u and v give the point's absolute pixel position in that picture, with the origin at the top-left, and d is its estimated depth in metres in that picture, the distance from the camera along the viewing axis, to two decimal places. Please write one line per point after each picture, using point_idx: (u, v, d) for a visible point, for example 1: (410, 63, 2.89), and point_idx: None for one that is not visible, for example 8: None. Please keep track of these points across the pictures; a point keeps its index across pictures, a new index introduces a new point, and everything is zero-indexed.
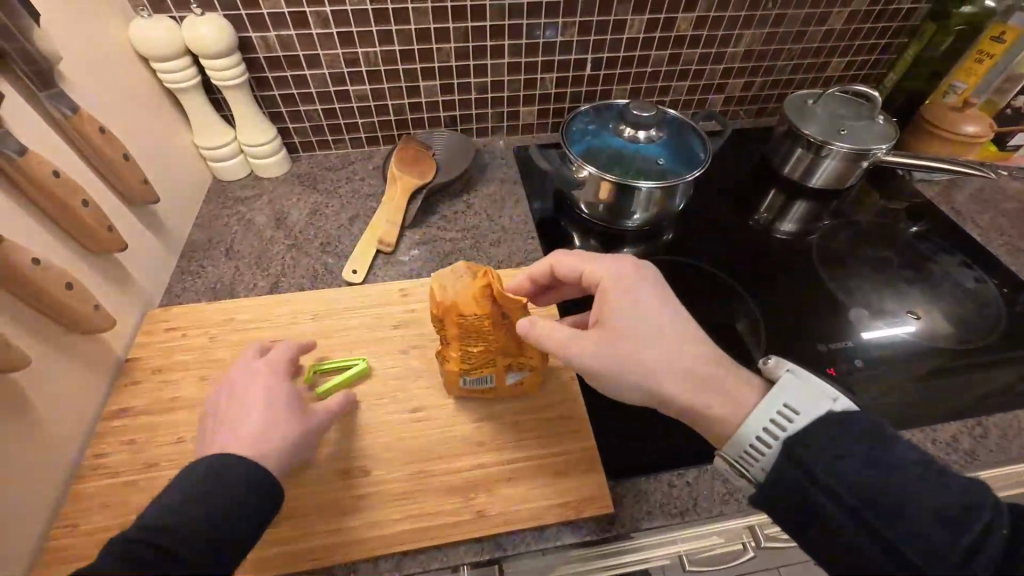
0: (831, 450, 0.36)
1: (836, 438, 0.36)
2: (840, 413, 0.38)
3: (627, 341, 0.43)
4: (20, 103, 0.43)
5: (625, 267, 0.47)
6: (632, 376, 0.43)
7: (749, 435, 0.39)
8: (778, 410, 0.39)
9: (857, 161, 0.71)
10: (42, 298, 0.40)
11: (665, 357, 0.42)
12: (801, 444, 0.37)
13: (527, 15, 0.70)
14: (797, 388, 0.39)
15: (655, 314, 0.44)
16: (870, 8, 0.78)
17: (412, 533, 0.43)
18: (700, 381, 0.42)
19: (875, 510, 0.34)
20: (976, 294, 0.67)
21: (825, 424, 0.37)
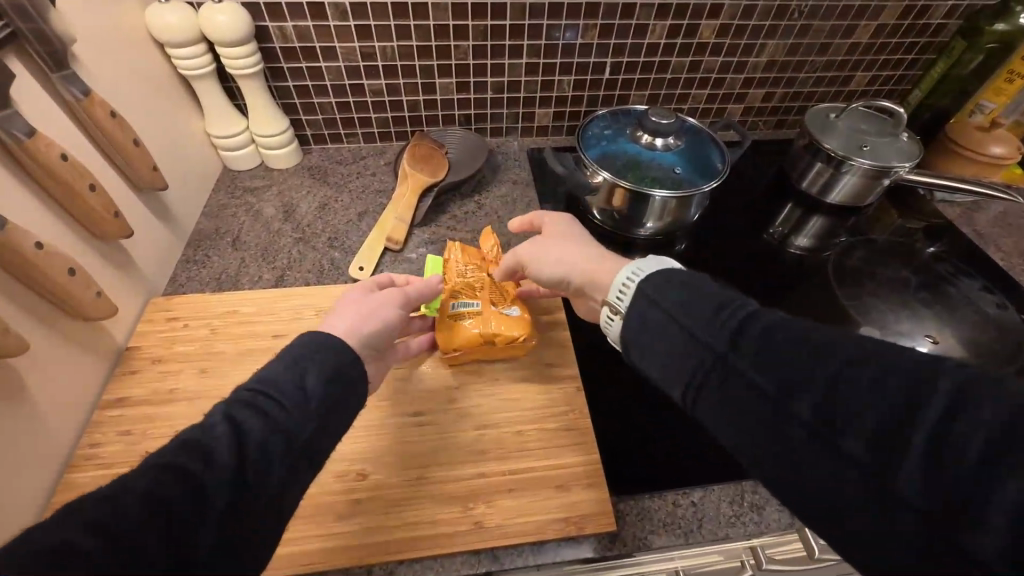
0: (684, 298, 0.35)
1: (711, 306, 0.33)
2: (691, 275, 0.36)
3: (552, 239, 0.49)
4: (31, 83, 0.42)
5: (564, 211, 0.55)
6: (553, 253, 0.47)
7: (614, 286, 0.39)
8: (630, 271, 0.39)
9: (878, 179, 0.69)
10: (43, 283, 0.39)
11: (582, 244, 0.47)
12: (660, 296, 0.36)
13: (548, 16, 0.69)
14: (651, 262, 0.39)
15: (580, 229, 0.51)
16: (898, 22, 0.77)
17: (409, 541, 0.41)
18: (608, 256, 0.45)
19: (798, 400, 0.28)
20: (998, 320, 0.65)
21: (671, 276, 0.36)
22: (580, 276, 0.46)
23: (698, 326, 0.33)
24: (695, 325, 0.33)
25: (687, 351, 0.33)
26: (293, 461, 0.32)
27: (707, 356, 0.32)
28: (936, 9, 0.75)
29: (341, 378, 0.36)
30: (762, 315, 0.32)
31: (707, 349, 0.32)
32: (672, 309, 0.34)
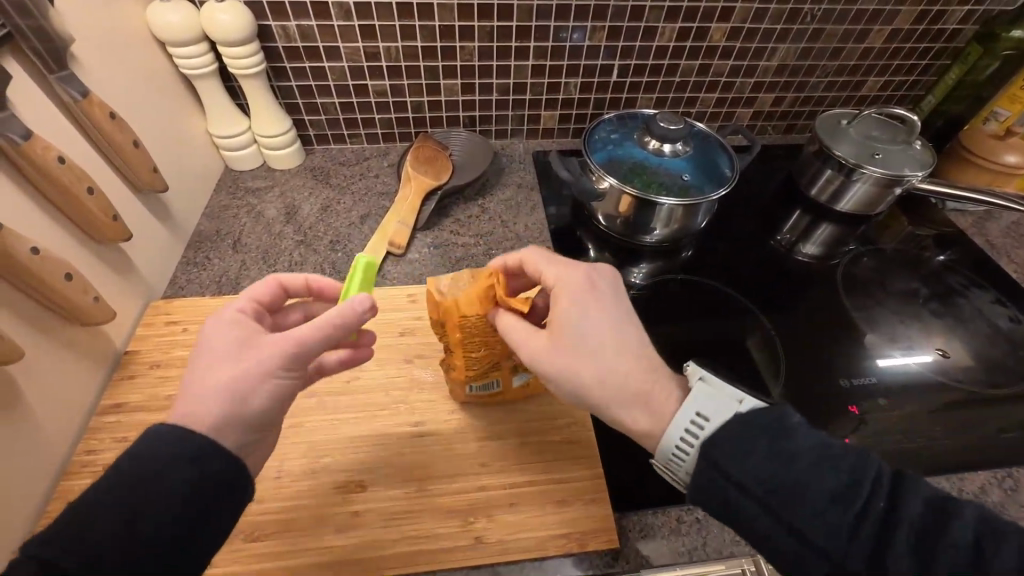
0: (743, 450, 0.34)
1: (752, 439, 0.34)
2: (746, 413, 0.35)
3: (569, 349, 0.40)
4: (28, 82, 0.42)
5: (585, 274, 0.43)
6: (571, 374, 0.40)
7: (670, 442, 0.37)
8: (691, 419, 0.37)
9: (890, 187, 0.68)
10: (39, 289, 0.39)
11: (608, 364, 0.39)
12: (715, 444, 0.34)
13: (555, 17, 0.68)
14: (705, 393, 0.37)
15: (602, 324, 0.40)
16: (913, 27, 0.75)
17: (408, 556, 0.41)
18: (638, 394, 0.39)
19: (840, 539, 0.31)
20: (1009, 334, 0.64)
21: (737, 428, 0.34)
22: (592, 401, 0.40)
23: (760, 479, 0.33)
24: (756, 482, 0.33)
25: (731, 492, 0.33)
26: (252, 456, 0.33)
27: (765, 512, 0.32)
28: (952, 14, 0.74)
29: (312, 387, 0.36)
30: (817, 455, 0.33)
31: (768, 510, 0.32)
32: (731, 461, 0.34)
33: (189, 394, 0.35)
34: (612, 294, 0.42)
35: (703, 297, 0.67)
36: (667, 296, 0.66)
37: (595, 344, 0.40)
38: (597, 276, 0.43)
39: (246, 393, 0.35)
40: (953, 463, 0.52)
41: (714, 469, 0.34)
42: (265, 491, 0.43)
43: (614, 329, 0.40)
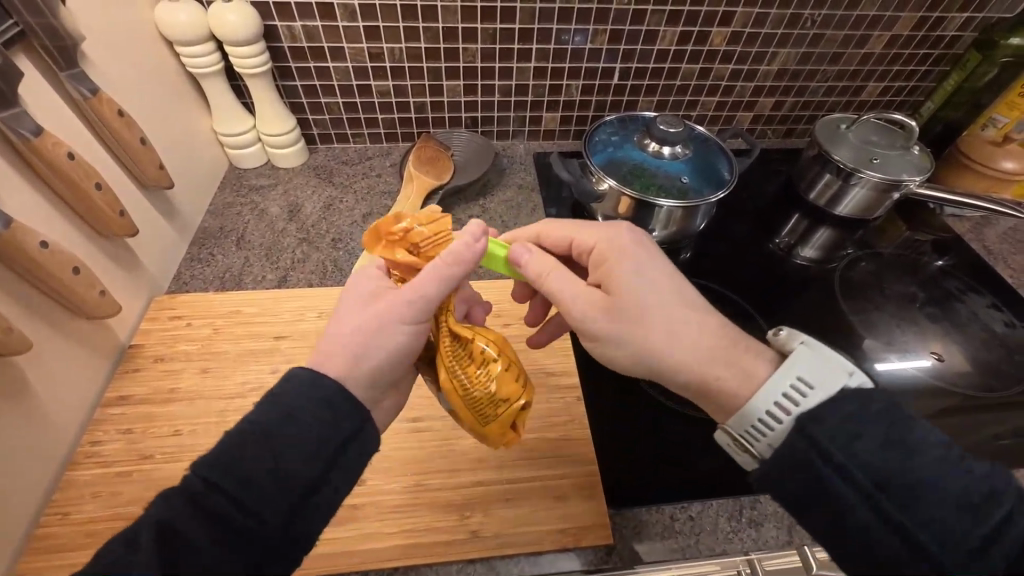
0: (849, 431, 0.31)
1: (864, 429, 0.31)
2: (857, 389, 0.32)
3: (626, 302, 0.39)
4: (41, 82, 0.43)
5: (630, 234, 0.44)
6: (637, 324, 0.39)
7: (760, 406, 0.34)
8: (791, 384, 0.33)
9: (887, 192, 0.69)
10: (47, 282, 0.39)
11: (672, 320, 0.38)
12: (817, 422, 0.32)
13: (557, 20, 0.69)
14: (811, 359, 0.34)
15: (661, 281, 0.40)
16: (912, 33, 0.76)
17: (405, 549, 0.42)
18: (712, 358, 0.37)
19: (951, 546, 0.28)
20: (1005, 339, 0.65)
21: (846, 404, 0.32)
22: (657, 357, 0.38)
23: (866, 467, 0.30)
24: (863, 470, 0.30)
25: (836, 481, 0.30)
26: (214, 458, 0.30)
27: (863, 501, 0.30)
28: (951, 20, 0.74)
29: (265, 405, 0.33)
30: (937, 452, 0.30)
31: (870, 499, 0.30)
32: (837, 444, 0.31)
33: (326, 351, 0.36)
34: (659, 253, 0.43)
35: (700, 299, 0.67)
36: None
37: (657, 296, 0.39)
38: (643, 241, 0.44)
39: (376, 340, 0.37)
40: None
41: (812, 447, 0.31)
42: None
43: (673, 287, 0.40)
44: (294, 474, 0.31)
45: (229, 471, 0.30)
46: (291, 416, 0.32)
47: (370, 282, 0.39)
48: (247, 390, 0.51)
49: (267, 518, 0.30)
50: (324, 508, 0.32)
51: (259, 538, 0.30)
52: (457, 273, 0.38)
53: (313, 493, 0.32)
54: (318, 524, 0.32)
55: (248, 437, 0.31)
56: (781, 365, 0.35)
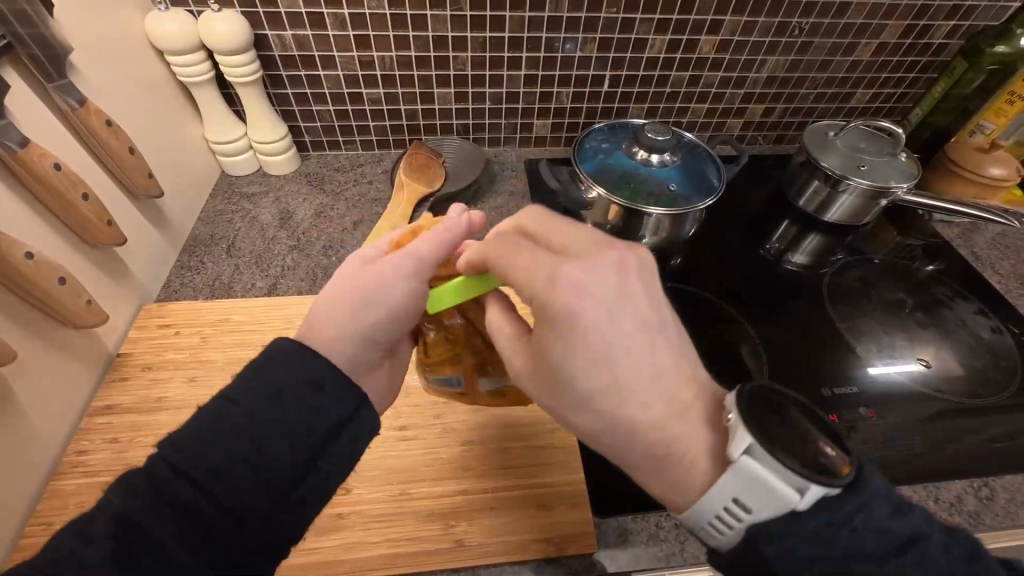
0: (795, 546, 0.29)
1: (816, 553, 0.29)
2: (806, 510, 0.29)
3: (549, 383, 0.36)
4: (28, 94, 0.43)
5: (566, 289, 0.33)
6: (557, 407, 0.36)
7: (701, 514, 0.32)
8: (731, 503, 0.31)
9: (875, 199, 0.69)
10: (32, 292, 0.40)
11: (620, 411, 0.34)
12: (765, 541, 0.30)
13: (547, 28, 0.69)
14: (755, 483, 0.30)
15: (586, 358, 0.33)
16: (900, 41, 0.76)
17: (389, 558, 0.42)
18: (659, 455, 0.34)
19: None
20: (991, 345, 0.65)
21: (791, 524, 0.29)
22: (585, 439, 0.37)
23: None
24: None
25: None
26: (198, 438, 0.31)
27: None
28: (938, 28, 0.75)
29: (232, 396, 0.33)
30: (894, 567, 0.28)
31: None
32: (788, 566, 0.29)
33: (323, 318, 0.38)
34: (602, 323, 0.33)
35: (692, 305, 0.67)
36: None
37: (578, 387, 0.34)
38: (584, 299, 0.33)
39: (374, 305, 0.38)
40: (932, 472, 0.52)
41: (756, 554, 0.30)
42: None
43: (618, 362, 0.33)
44: (271, 461, 0.32)
45: (202, 476, 0.29)
46: (279, 400, 0.33)
47: (359, 263, 0.41)
48: None
49: (238, 511, 0.30)
50: (309, 503, 0.33)
51: (229, 532, 0.30)
52: (449, 237, 0.41)
53: (293, 484, 0.32)
54: (300, 521, 0.33)
55: (223, 423, 0.31)
56: (720, 481, 0.31)
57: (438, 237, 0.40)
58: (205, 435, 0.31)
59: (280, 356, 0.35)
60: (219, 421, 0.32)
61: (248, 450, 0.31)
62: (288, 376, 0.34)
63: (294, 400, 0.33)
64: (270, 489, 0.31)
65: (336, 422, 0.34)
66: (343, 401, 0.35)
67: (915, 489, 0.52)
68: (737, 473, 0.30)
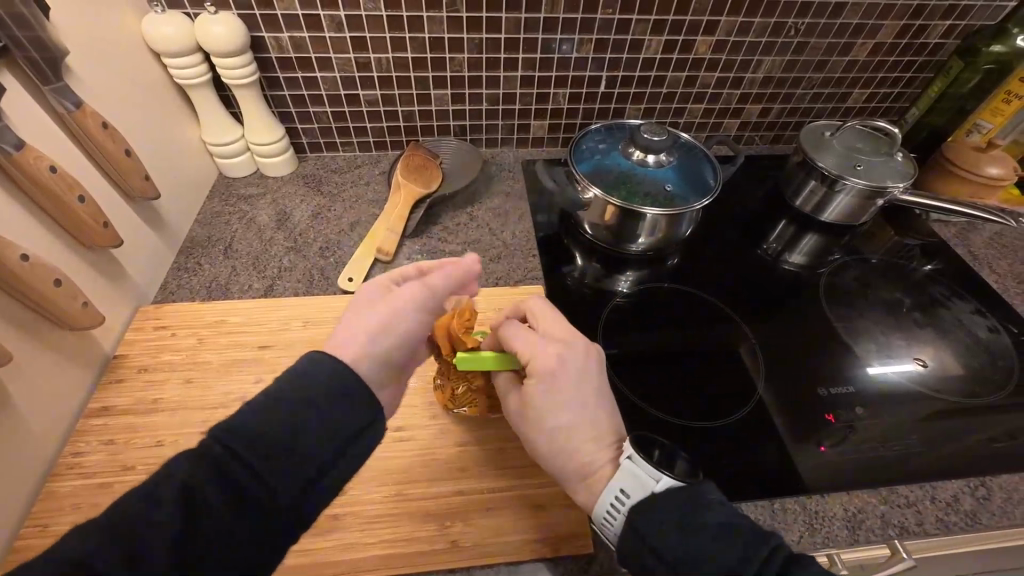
0: (659, 523, 0.36)
1: (669, 524, 0.35)
2: (662, 493, 0.37)
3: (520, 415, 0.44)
4: (23, 97, 0.43)
5: (557, 354, 0.43)
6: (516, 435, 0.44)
7: (597, 509, 0.39)
8: (616, 492, 0.38)
9: (871, 199, 0.69)
10: (27, 294, 0.40)
11: (553, 435, 0.42)
12: (639, 518, 0.36)
13: (543, 30, 0.69)
14: (629, 473, 0.38)
15: (559, 398, 0.42)
16: (896, 41, 0.76)
17: (384, 559, 0.42)
18: (575, 471, 0.41)
19: None
20: (987, 344, 0.65)
21: (655, 504, 0.36)
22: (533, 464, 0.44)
23: (674, 556, 0.34)
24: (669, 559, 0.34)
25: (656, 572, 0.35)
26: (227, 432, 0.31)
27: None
28: (934, 28, 0.75)
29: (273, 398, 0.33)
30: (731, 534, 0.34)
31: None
32: (653, 537, 0.35)
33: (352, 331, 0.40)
34: (576, 383, 0.43)
35: (690, 305, 0.67)
36: (652, 308, 0.67)
37: (544, 416, 0.42)
38: (568, 362, 0.44)
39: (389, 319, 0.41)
40: (927, 472, 0.52)
41: (635, 536, 0.36)
42: None
43: (565, 405, 0.42)
44: (284, 467, 0.31)
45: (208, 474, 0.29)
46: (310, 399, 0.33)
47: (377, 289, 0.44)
48: (229, 401, 0.51)
49: (247, 515, 0.30)
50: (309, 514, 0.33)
51: (237, 534, 0.29)
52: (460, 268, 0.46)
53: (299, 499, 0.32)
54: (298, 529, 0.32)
55: (242, 425, 0.32)
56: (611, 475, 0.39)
57: (446, 277, 0.45)
58: (226, 437, 0.31)
59: (307, 364, 0.35)
60: (238, 425, 0.31)
61: (263, 452, 0.31)
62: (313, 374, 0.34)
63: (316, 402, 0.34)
64: (280, 496, 0.31)
65: (349, 436, 0.34)
66: (358, 411, 0.35)
67: (911, 489, 0.51)
68: (621, 469, 0.38)
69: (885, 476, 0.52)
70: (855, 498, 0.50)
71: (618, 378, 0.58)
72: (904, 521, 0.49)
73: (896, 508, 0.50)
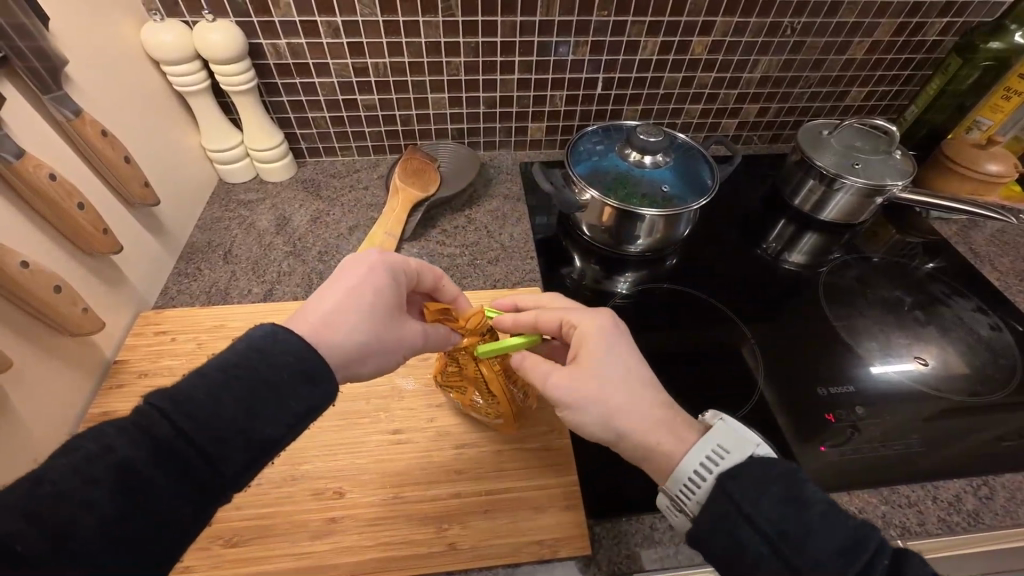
0: (757, 488, 0.35)
1: (770, 488, 0.35)
2: (761, 458, 0.37)
3: (592, 374, 0.42)
4: (23, 105, 0.43)
5: (607, 317, 0.46)
6: (593, 394, 0.41)
7: (686, 469, 0.38)
8: (710, 450, 0.38)
9: (871, 197, 0.69)
10: (28, 300, 0.40)
11: (629, 384, 0.42)
12: (734, 479, 0.36)
13: (539, 33, 0.69)
14: (726, 433, 0.38)
15: (623, 356, 0.44)
16: (893, 39, 0.76)
17: (382, 562, 0.42)
18: (657, 417, 0.41)
19: None
20: (991, 342, 0.64)
21: (755, 466, 0.36)
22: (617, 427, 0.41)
23: (773, 519, 0.33)
24: (768, 521, 0.33)
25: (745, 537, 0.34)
26: (176, 402, 0.30)
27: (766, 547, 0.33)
28: (932, 25, 0.75)
29: (238, 372, 0.32)
30: (827, 508, 0.33)
31: (775, 550, 0.33)
32: (747, 498, 0.35)
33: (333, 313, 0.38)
34: (632, 340, 0.45)
35: (687, 305, 0.67)
36: (650, 308, 0.66)
37: (615, 371, 0.42)
38: (619, 325, 0.46)
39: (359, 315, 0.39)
40: (929, 471, 0.52)
41: (729, 501, 0.35)
42: (244, 497, 0.45)
43: (629, 359, 0.44)
44: (232, 445, 0.31)
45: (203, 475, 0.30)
46: (260, 368, 0.33)
47: (367, 266, 0.41)
48: None
49: (188, 494, 0.29)
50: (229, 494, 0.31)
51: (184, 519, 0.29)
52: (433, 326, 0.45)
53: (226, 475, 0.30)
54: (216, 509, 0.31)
55: (194, 398, 0.30)
56: (702, 435, 0.39)
57: (436, 334, 0.46)
58: (181, 407, 0.30)
59: (267, 338, 0.34)
60: (208, 408, 0.30)
61: (209, 432, 0.30)
62: (273, 352, 0.34)
63: (268, 373, 0.33)
64: (224, 476, 0.30)
65: (302, 415, 0.34)
66: (317, 391, 0.34)
67: (913, 489, 0.51)
68: (716, 430, 0.39)
69: (887, 477, 0.51)
70: (855, 498, 0.50)
71: None
72: (906, 521, 0.48)
73: (897, 508, 0.49)
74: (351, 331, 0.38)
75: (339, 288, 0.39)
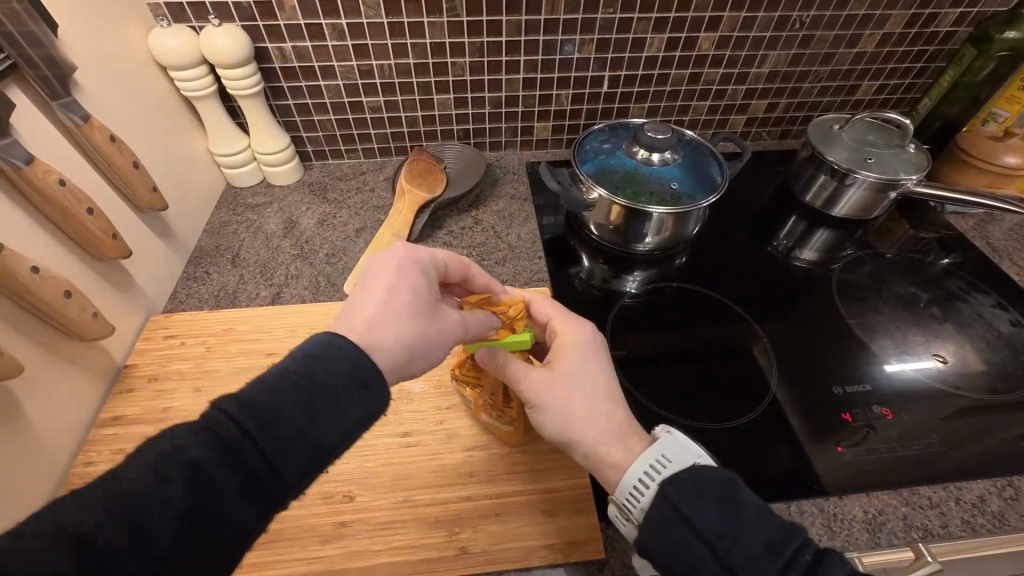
0: (695, 492, 0.35)
1: (706, 490, 0.35)
2: (703, 466, 0.37)
3: (564, 383, 0.43)
4: (32, 111, 0.44)
5: (591, 333, 0.47)
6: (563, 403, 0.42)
7: (631, 477, 0.38)
8: (654, 460, 0.38)
9: (884, 192, 0.68)
10: (38, 305, 0.40)
11: (598, 399, 0.43)
12: (673, 485, 0.36)
13: (544, 32, 0.69)
14: (672, 444, 0.39)
15: (597, 371, 0.44)
16: (905, 30, 0.75)
17: (393, 566, 0.41)
18: (620, 431, 0.41)
19: None
20: (1012, 339, 0.63)
21: (692, 473, 0.36)
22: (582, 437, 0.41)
23: (708, 521, 0.34)
24: (702, 523, 0.34)
25: (682, 540, 0.34)
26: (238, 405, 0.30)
27: (702, 547, 0.34)
28: (944, 16, 0.73)
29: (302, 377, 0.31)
30: (760, 509, 0.34)
31: (711, 551, 0.33)
32: (684, 501, 0.35)
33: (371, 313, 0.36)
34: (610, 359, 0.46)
35: (697, 304, 0.66)
36: (660, 308, 0.66)
37: (588, 384, 0.43)
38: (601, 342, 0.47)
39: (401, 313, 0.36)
40: (951, 472, 0.50)
41: (669, 505, 0.35)
42: None
43: (603, 376, 0.44)
44: (295, 451, 0.30)
45: None
46: (318, 372, 0.31)
47: (401, 265, 0.39)
48: None
49: None
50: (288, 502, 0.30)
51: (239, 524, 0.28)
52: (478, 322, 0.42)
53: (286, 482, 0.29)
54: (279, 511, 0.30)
55: (256, 402, 0.30)
56: (649, 446, 0.40)
57: (483, 323, 0.43)
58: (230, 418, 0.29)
59: (322, 344, 0.33)
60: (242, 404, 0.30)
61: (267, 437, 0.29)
62: (328, 355, 0.32)
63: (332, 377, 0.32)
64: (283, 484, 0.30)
65: (358, 423, 0.32)
66: (370, 397, 0.33)
67: (934, 490, 0.50)
68: (661, 442, 0.39)
69: (907, 477, 0.50)
70: (875, 500, 0.49)
71: (627, 380, 0.57)
72: (928, 523, 0.47)
73: (919, 510, 0.48)
74: (395, 332, 0.35)
75: (376, 290, 0.37)
